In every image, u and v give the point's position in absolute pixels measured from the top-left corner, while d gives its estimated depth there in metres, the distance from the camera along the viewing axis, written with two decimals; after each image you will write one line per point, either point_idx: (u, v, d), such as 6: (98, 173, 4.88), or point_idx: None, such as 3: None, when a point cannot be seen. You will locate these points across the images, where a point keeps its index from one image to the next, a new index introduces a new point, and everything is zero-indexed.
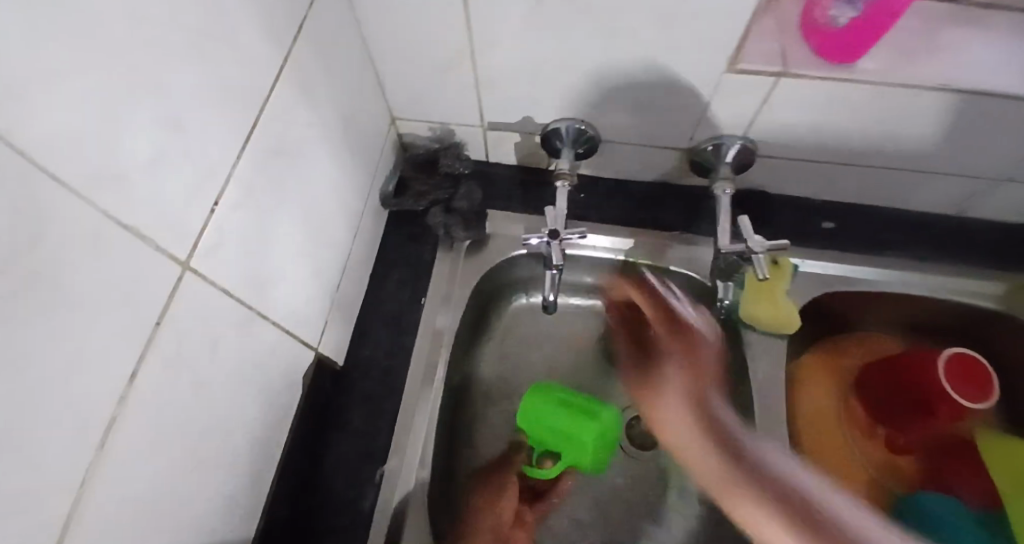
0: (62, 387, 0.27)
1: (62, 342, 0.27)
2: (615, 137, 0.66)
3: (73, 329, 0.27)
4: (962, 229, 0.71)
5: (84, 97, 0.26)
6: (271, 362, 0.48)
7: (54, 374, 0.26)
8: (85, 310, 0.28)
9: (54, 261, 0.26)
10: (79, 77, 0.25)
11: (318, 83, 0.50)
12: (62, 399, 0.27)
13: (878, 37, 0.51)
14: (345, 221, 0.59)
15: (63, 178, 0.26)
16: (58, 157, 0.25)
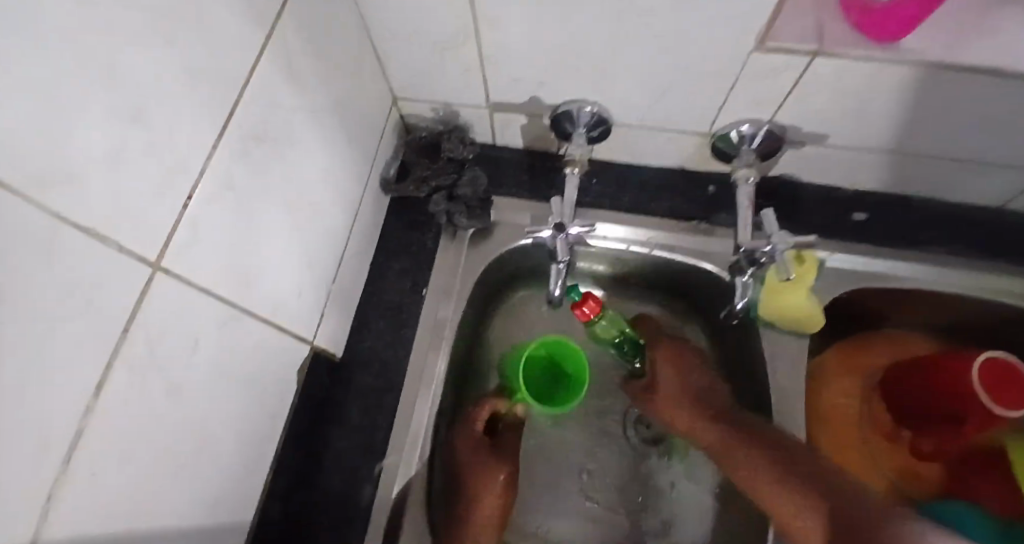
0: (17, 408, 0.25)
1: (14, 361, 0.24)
2: (631, 120, 0.61)
3: (26, 348, 0.25)
4: (1007, 224, 0.65)
5: (25, 90, 0.23)
6: (260, 361, 0.46)
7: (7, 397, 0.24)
8: (41, 323, 0.25)
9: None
10: (16, 69, 0.22)
11: (308, 61, 0.46)
12: (18, 422, 0.25)
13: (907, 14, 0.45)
14: (341, 208, 0.56)
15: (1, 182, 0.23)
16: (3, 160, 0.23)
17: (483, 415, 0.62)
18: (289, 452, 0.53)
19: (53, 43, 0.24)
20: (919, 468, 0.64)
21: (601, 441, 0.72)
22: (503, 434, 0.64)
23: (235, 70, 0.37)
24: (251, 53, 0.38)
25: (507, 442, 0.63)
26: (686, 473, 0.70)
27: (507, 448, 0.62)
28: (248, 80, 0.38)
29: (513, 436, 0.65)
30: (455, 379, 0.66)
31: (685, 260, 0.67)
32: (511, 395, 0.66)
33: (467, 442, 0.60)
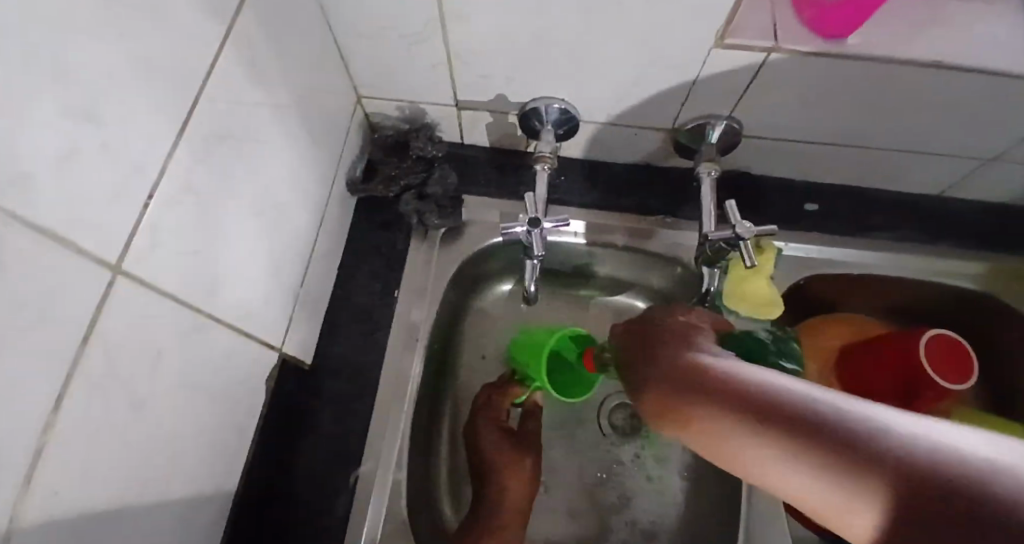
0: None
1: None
2: (598, 116, 0.63)
3: None
4: (943, 210, 0.70)
5: None
6: (229, 369, 0.44)
7: None
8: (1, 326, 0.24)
9: None
10: None
11: (270, 56, 0.44)
12: None
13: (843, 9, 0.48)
14: (308, 208, 0.54)
15: None
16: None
17: (505, 405, 0.66)
18: (261, 462, 0.51)
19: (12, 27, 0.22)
20: None
21: (577, 436, 0.73)
22: (525, 423, 0.66)
23: (197, 61, 0.35)
24: (212, 45, 0.37)
25: (526, 430, 0.66)
26: (661, 463, 0.72)
27: (529, 434, 0.65)
28: (210, 73, 0.37)
29: (529, 421, 0.67)
30: (429, 380, 0.65)
31: (653, 252, 0.69)
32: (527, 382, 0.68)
33: (489, 434, 0.63)
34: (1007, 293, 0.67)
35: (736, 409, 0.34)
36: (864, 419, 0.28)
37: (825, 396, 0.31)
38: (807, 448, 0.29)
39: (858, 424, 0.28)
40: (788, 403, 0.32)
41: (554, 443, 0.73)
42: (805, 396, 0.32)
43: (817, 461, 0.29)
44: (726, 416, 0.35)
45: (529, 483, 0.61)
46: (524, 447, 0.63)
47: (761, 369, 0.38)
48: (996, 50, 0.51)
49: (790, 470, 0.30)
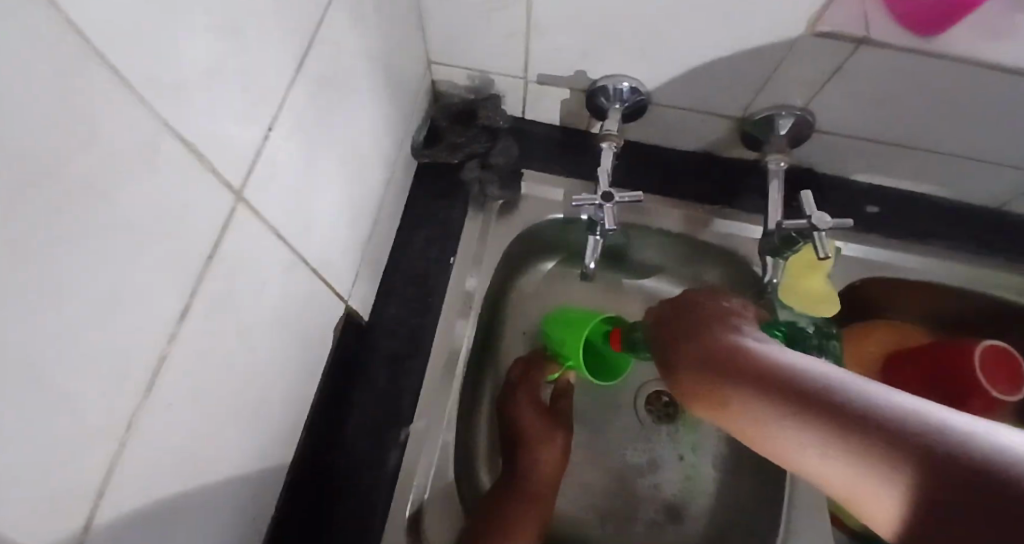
0: (112, 320, 0.23)
1: (111, 267, 0.23)
2: (669, 99, 0.62)
3: (120, 254, 0.23)
4: (1003, 224, 0.69)
5: None
6: (306, 315, 0.44)
7: (104, 304, 0.23)
8: (142, 234, 0.24)
9: (106, 169, 0.21)
10: None
11: (368, 6, 0.44)
12: (109, 334, 0.23)
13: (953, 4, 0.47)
14: (381, 166, 0.54)
15: (115, 65, 0.21)
16: (121, 49, 0.21)
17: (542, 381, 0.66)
18: (320, 417, 0.51)
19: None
20: None
21: (614, 419, 0.74)
22: (559, 401, 0.67)
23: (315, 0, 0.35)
24: None
25: (561, 408, 0.66)
26: (697, 452, 0.72)
27: (562, 412, 0.66)
28: (323, 14, 0.37)
29: (563, 399, 0.67)
30: (477, 350, 0.66)
31: (705, 240, 0.69)
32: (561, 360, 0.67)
33: (529, 408, 0.64)
34: None
35: (773, 397, 0.35)
36: (904, 414, 0.28)
37: (859, 387, 0.32)
38: (843, 440, 0.30)
39: (894, 418, 0.28)
40: (828, 394, 0.32)
41: (591, 424, 0.73)
42: (846, 387, 0.32)
43: (857, 452, 0.29)
44: (760, 401, 0.35)
45: (559, 459, 0.62)
46: (557, 423, 0.64)
47: (801, 355, 0.37)
48: None
49: (830, 459, 0.31)
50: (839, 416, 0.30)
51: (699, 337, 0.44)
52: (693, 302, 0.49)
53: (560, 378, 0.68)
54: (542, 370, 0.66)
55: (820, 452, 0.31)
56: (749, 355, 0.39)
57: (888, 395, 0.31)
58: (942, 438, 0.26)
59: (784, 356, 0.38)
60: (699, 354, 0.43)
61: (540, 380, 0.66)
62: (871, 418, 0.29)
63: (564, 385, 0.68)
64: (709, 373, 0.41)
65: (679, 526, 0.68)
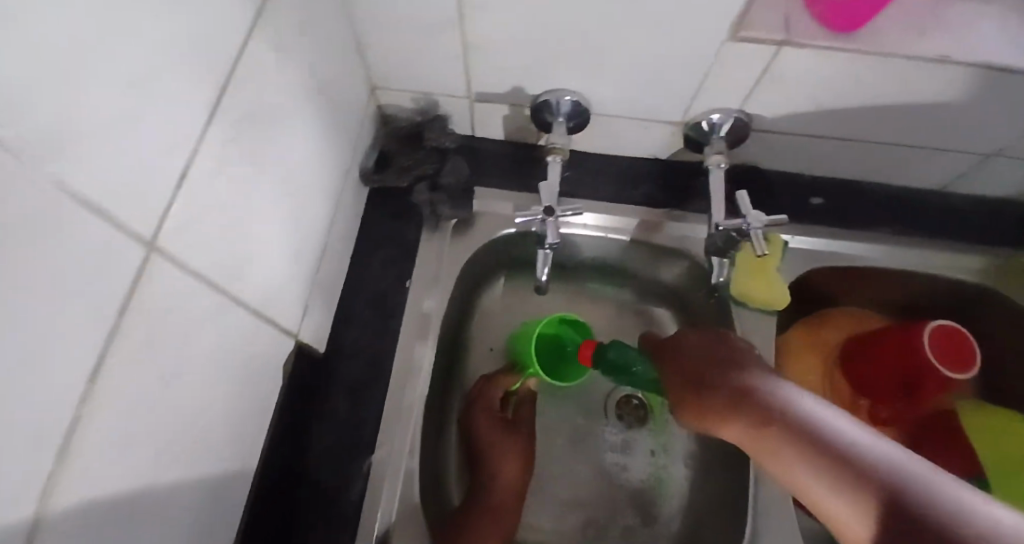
0: (16, 388, 0.23)
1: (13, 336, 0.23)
2: (610, 110, 0.63)
3: (23, 324, 0.23)
4: (945, 206, 0.71)
5: (38, 45, 0.22)
6: (250, 351, 0.44)
7: (9, 374, 0.23)
8: (49, 294, 0.24)
9: (4, 242, 0.22)
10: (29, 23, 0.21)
11: (294, 42, 0.45)
12: (16, 402, 0.23)
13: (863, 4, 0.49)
14: (325, 197, 0.55)
15: (6, 142, 0.21)
16: (18, 120, 0.22)
17: (498, 393, 0.66)
18: (277, 452, 0.51)
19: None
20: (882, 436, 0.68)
21: (584, 426, 0.74)
22: (520, 410, 0.67)
23: (228, 43, 0.36)
24: (242, 28, 0.37)
25: (521, 417, 0.66)
26: (668, 452, 0.73)
27: (521, 422, 0.66)
28: (239, 55, 0.37)
29: (525, 407, 0.68)
30: (441, 369, 0.66)
31: (662, 244, 0.71)
32: (522, 370, 0.68)
33: (488, 423, 0.64)
34: (1004, 285, 0.69)
35: (799, 439, 0.40)
36: (913, 475, 0.33)
37: (882, 451, 0.36)
38: (855, 485, 0.35)
39: (901, 477, 0.33)
40: (849, 447, 0.37)
41: (562, 433, 0.73)
42: (864, 444, 0.37)
43: (864, 498, 0.34)
44: (787, 441, 0.41)
45: (523, 468, 0.62)
46: (517, 434, 0.64)
47: (827, 406, 0.43)
48: (999, 45, 0.52)
49: (839, 498, 0.35)
50: (858, 466, 0.36)
51: (731, 377, 0.50)
52: (728, 345, 0.55)
53: (519, 388, 0.68)
54: (501, 381, 0.66)
55: (831, 493, 0.36)
56: (778, 400, 0.44)
57: (901, 454, 0.36)
58: (939, 499, 0.31)
59: (810, 406, 0.43)
60: (732, 392, 0.48)
61: (498, 394, 0.66)
62: (881, 473, 0.34)
63: (527, 393, 0.69)
64: (740, 408, 0.46)
65: (653, 527, 0.69)
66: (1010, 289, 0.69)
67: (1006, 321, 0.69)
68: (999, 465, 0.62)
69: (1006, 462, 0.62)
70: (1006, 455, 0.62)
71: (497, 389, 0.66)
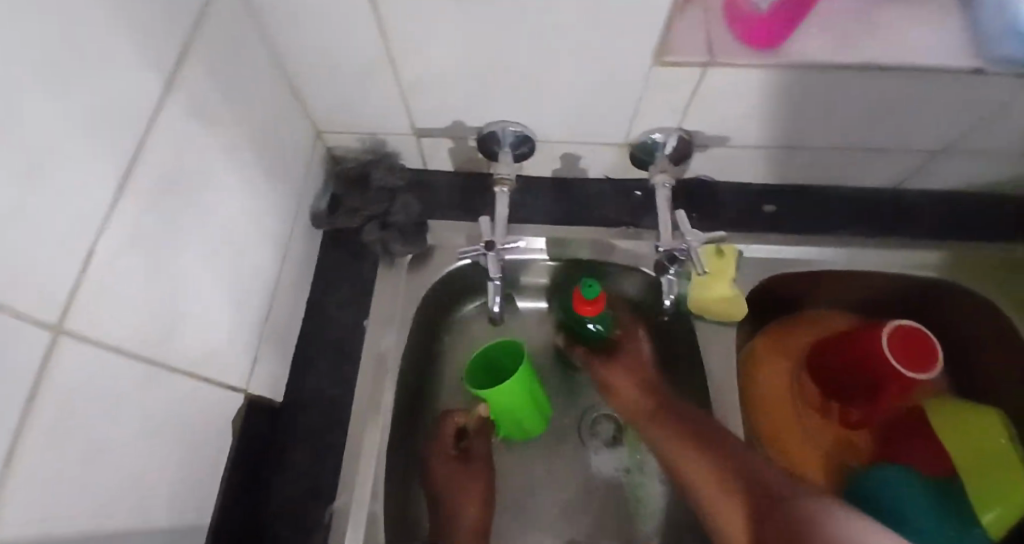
0: None
1: None
2: (553, 136, 0.64)
3: None
4: (899, 202, 0.71)
5: None
6: (190, 413, 0.44)
7: None
8: None
9: None
10: None
11: (219, 103, 0.45)
12: None
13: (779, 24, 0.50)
14: (270, 247, 0.55)
15: None
16: None
17: (450, 431, 0.65)
18: (231, 513, 0.50)
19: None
20: (855, 439, 0.69)
21: (557, 451, 0.73)
22: (473, 441, 0.67)
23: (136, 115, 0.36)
24: (150, 100, 0.37)
25: (476, 452, 0.66)
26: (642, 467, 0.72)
27: (479, 458, 0.66)
28: (148, 128, 0.37)
29: (476, 439, 0.67)
30: (405, 406, 0.66)
31: (614, 264, 0.70)
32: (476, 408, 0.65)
33: (445, 462, 0.64)
34: (966, 278, 0.68)
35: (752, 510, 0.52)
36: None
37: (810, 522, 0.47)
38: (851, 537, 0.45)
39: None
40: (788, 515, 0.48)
41: (537, 458, 0.73)
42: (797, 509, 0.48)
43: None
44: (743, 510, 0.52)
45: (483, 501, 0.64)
46: (472, 469, 0.65)
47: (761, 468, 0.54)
48: (927, 46, 0.52)
49: None
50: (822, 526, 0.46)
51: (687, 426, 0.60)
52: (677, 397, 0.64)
53: (471, 421, 0.66)
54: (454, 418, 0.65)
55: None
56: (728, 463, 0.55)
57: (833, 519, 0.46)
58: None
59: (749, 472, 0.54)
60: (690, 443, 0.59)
61: (450, 431, 0.65)
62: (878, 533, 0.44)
63: (483, 421, 0.67)
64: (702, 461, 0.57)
65: None
66: (972, 281, 0.68)
67: (972, 311, 0.69)
68: (976, 455, 0.60)
69: (982, 454, 0.60)
70: (983, 446, 0.61)
71: (449, 423, 0.65)
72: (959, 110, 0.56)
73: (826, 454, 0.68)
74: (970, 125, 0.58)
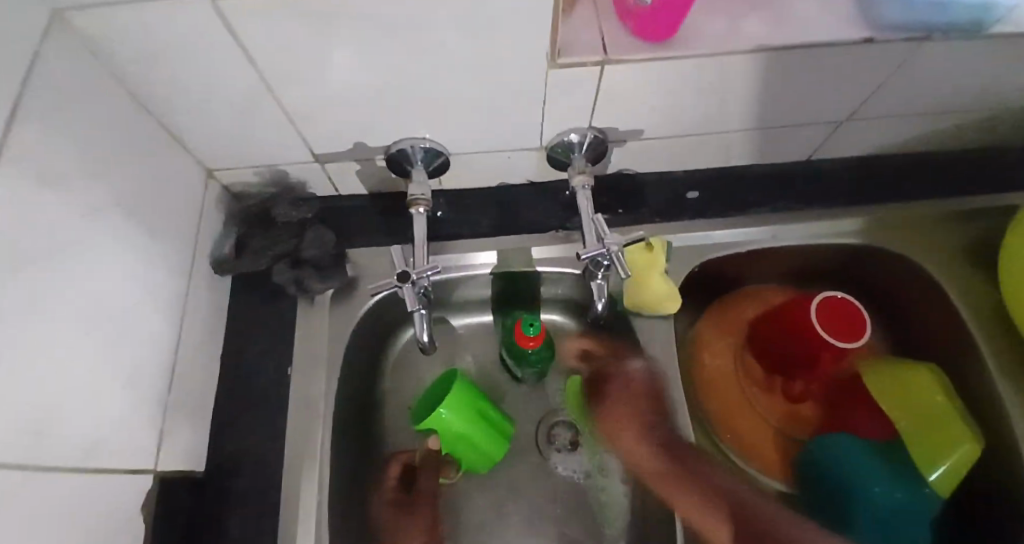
0: None
1: None
2: (463, 148, 0.61)
3: None
4: (815, 172, 0.72)
5: None
6: (85, 515, 0.39)
7: None
8: None
9: None
10: None
11: (72, 166, 0.40)
12: None
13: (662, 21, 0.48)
14: (162, 310, 0.50)
15: None
16: None
17: (394, 472, 0.65)
18: None
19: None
20: (802, 411, 0.70)
21: (516, 468, 0.70)
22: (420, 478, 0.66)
23: None
24: None
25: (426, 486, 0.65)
26: (603, 464, 0.71)
27: (426, 492, 0.65)
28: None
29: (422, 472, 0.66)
30: (346, 450, 0.62)
31: (541, 271, 0.68)
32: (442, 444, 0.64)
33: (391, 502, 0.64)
34: (890, 241, 0.69)
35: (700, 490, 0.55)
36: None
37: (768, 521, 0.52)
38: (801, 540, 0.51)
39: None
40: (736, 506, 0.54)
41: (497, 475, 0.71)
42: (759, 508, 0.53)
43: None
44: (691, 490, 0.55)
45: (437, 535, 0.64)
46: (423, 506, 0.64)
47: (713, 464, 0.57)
48: (818, 23, 0.52)
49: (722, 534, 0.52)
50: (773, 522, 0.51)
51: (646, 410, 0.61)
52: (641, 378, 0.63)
53: (418, 459, 0.67)
54: (398, 457, 0.66)
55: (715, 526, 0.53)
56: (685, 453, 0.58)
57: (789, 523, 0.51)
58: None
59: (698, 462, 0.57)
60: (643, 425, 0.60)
61: (394, 471, 0.65)
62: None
63: (430, 454, 0.67)
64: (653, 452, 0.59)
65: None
66: (897, 243, 0.69)
67: (897, 269, 0.70)
68: (934, 425, 0.60)
69: (932, 422, 0.60)
70: (924, 411, 0.61)
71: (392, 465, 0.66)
72: (857, 82, 0.57)
73: (774, 431, 0.69)
74: (871, 92, 0.59)
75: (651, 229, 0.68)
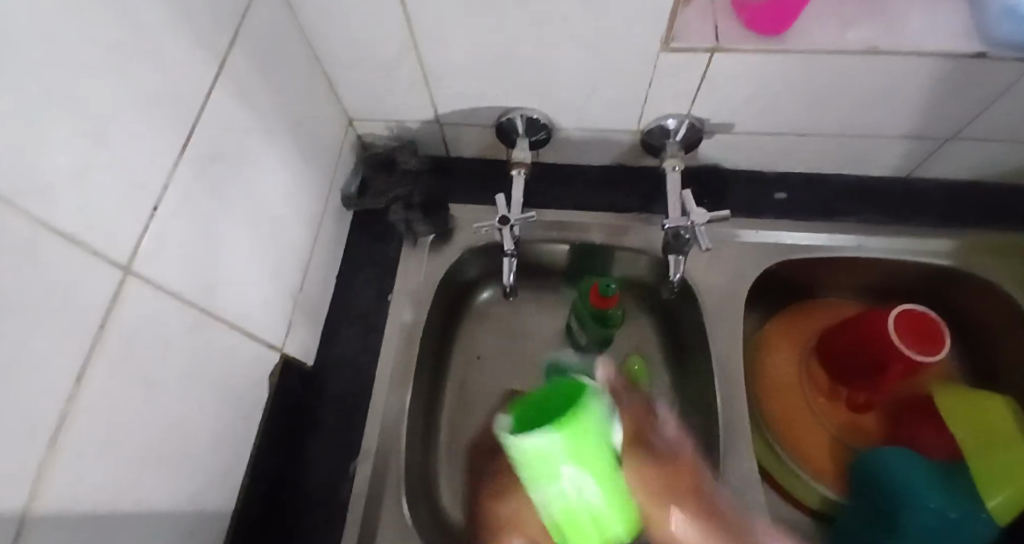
0: (22, 384, 0.28)
1: (19, 343, 0.28)
2: (568, 123, 0.67)
3: (29, 339, 0.28)
4: (911, 191, 0.72)
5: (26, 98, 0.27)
6: (233, 365, 0.49)
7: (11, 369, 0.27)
8: (55, 295, 0.30)
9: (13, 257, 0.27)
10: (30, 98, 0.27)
11: (260, 88, 0.50)
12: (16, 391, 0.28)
13: (778, 18, 0.52)
14: (302, 224, 0.60)
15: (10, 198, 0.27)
16: (26, 178, 0.28)
17: None
18: (266, 463, 0.55)
19: (26, 66, 0.27)
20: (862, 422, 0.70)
21: None
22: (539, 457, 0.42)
23: (189, 92, 0.40)
24: (203, 78, 0.42)
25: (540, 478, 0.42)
26: None
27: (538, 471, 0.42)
28: (204, 103, 0.42)
29: None
30: (423, 378, 0.69)
31: (618, 247, 0.73)
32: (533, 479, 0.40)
33: None
34: (981, 266, 0.68)
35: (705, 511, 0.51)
36: None
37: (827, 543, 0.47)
38: None
39: None
40: None
41: None
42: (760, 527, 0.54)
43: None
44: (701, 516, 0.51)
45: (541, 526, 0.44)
46: None
47: None
48: (927, 32, 0.54)
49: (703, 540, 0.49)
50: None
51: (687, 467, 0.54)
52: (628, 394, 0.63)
53: None
54: None
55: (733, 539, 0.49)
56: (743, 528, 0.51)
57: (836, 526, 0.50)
58: None
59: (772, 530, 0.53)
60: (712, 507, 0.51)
61: None
62: None
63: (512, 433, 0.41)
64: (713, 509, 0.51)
65: None
66: (991, 269, 0.68)
67: (988, 304, 0.69)
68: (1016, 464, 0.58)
69: (994, 438, 0.60)
70: (990, 429, 0.60)
71: None
72: (963, 96, 0.58)
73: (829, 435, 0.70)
74: (980, 111, 0.59)
75: (732, 222, 0.72)
